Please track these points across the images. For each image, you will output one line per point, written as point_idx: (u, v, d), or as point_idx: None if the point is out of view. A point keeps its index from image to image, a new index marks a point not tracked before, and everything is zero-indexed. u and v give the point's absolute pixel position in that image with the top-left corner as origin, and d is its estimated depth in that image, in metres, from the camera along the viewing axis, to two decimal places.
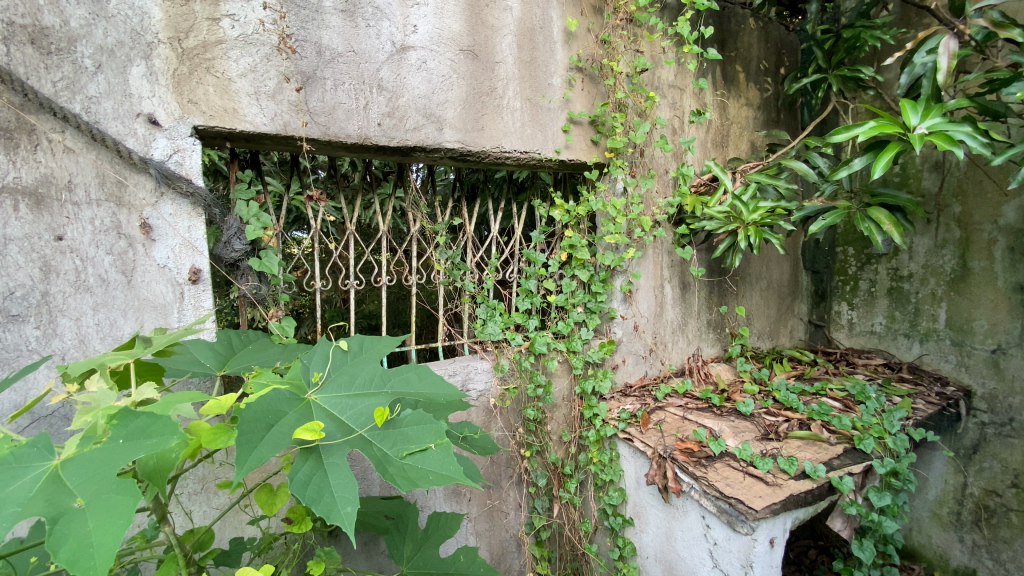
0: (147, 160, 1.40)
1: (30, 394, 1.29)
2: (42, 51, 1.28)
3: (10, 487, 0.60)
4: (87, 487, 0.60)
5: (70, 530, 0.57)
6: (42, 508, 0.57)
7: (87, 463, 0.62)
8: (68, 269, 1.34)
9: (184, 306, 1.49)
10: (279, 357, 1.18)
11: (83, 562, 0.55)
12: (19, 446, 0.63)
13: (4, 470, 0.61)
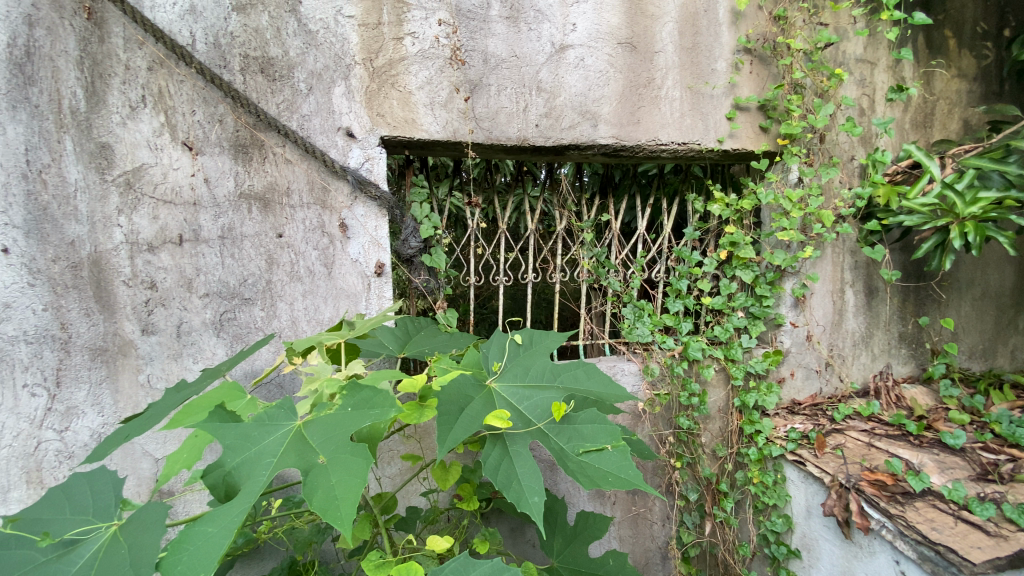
0: (346, 169, 1.60)
1: (256, 365, 1.55)
2: (269, 78, 1.54)
3: (267, 440, 0.72)
4: (327, 447, 0.69)
5: (319, 482, 0.66)
6: (297, 462, 0.67)
7: (325, 427, 0.72)
8: (285, 261, 1.60)
9: (370, 296, 1.67)
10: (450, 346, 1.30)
11: (333, 512, 0.62)
12: (271, 406, 0.75)
13: (262, 424, 0.73)
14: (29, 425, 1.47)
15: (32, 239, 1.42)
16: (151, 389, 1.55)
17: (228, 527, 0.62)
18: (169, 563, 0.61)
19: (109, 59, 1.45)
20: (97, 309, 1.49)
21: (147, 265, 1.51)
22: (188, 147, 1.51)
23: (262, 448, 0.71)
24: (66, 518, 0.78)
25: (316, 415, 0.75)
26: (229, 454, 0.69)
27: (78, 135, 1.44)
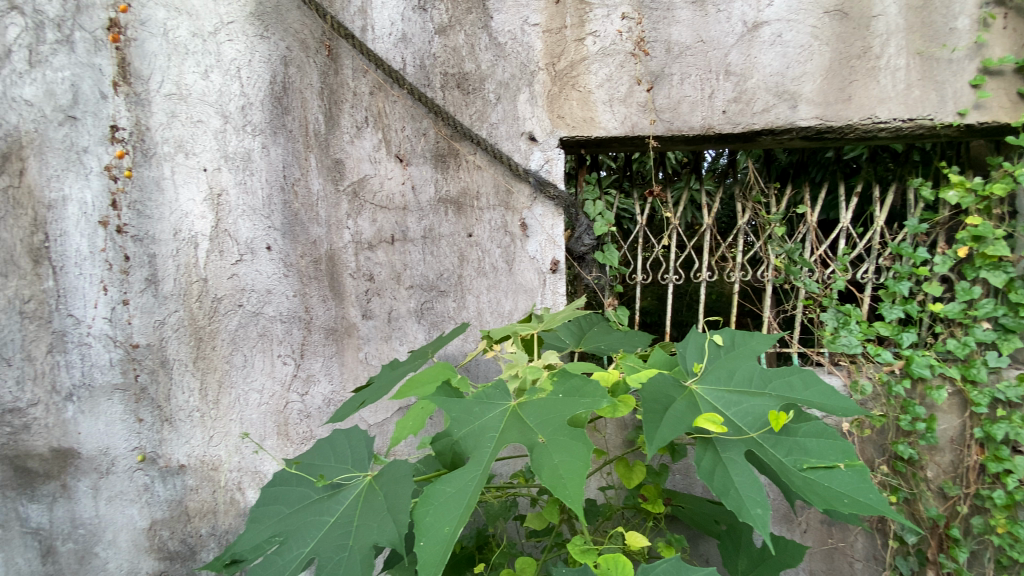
0: (529, 171, 1.69)
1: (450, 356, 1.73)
2: (465, 92, 1.70)
3: (486, 416, 0.79)
4: (545, 428, 0.75)
5: (544, 460, 0.71)
6: (521, 439, 0.74)
7: (540, 410, 0.77)
8: (475, 258, 1.74)
9: (546, 291, 1.73)
10: (625, 344, 1.32)
11: (562, 489, 0.67)
12: (488, 386, 0.83)
13: (482, 401, 0.81)
14: (282, 388, 1.86)
15: (288, 239, 1.80)
16: (367, 365, 1.82)
17: (467, 490, 0.71)
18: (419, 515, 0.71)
19: (341, 87, 1.74)
20: (330, 296, 1.81)
21: (367, 260, 1.78)
22: (400, 159, 1.74)
23: (483, 423, 0.79)
24: (332, 465, 0.96)
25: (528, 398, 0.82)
26: (456, 425, 0.79)
27: (319, 153, 1.77)
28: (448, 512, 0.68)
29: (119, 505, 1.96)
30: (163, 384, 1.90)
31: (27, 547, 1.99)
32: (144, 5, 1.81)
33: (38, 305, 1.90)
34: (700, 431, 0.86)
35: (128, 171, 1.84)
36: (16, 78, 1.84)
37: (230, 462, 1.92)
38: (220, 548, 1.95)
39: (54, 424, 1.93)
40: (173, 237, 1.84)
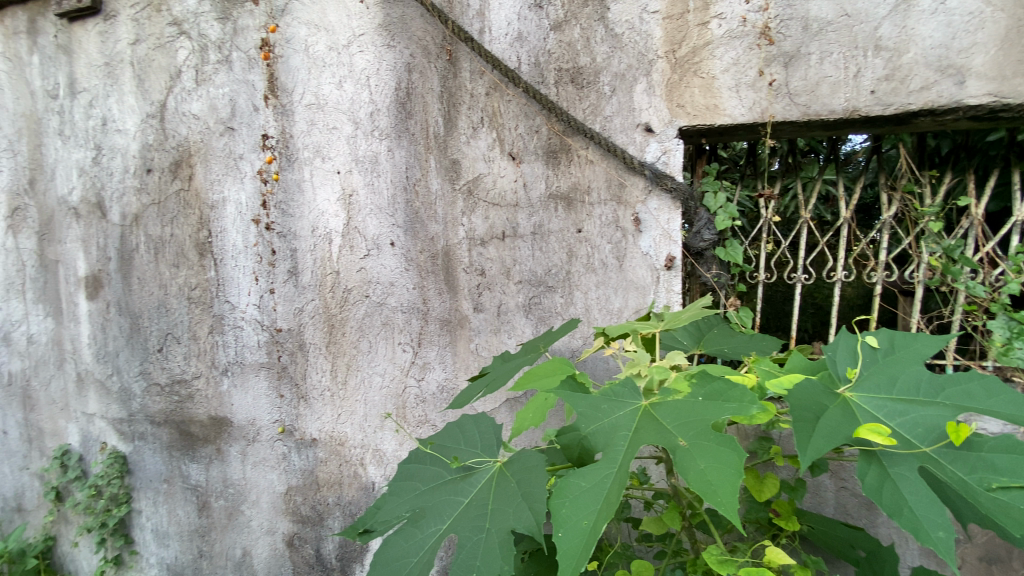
0: (644, 164, 1.65)
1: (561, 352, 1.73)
2: (579, 87, 1.70)
3: (619, 413, 0.80)
4: (686, 431, 0.74)
5: (690, 464, 0.70)
6: (662, 440, 0.73)
7: (679, 412, 0.77)
8: (584, 254, 1.74)
9: (659, 289, 1.68)
10: (749, 348, 1.24)
11: (714, 495, 0.66)
12: (616, 383, 0.84)
13: (613, 398, 0.82)
14: (401, 373, 1.99)
15: (408, 235, 1.92)
16: (477, 356, 1.89)
17: (604, 486, 0.72)
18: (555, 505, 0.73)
19: (459, 90, 1.82)
20: (445, 289, 1.90)
21: (479, 255, 1.84)
22: (513, 157, 1.78)
23: (615, 421, 0.79)
24: (463, 450, 1.01)
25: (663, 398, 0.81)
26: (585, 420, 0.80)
27: (438, 154, 1.86)
28: (588, 506, 0.70)
29: (262, 470, 2.23)
30: (300, 364, 2.12)
31: (188, 502, 2.39)
32: (289, 25, 2.03)
33: (203, 291, 2.24)
34: (861, 443, 0.81)
35: (275, 174, 2.08)
36: (186, 96, 2.22)
37: (355, 439, 2.09)
38: (344, 517, 2.13)
39: (212, 394, 2.28)
40: (311, 233, 2.05)
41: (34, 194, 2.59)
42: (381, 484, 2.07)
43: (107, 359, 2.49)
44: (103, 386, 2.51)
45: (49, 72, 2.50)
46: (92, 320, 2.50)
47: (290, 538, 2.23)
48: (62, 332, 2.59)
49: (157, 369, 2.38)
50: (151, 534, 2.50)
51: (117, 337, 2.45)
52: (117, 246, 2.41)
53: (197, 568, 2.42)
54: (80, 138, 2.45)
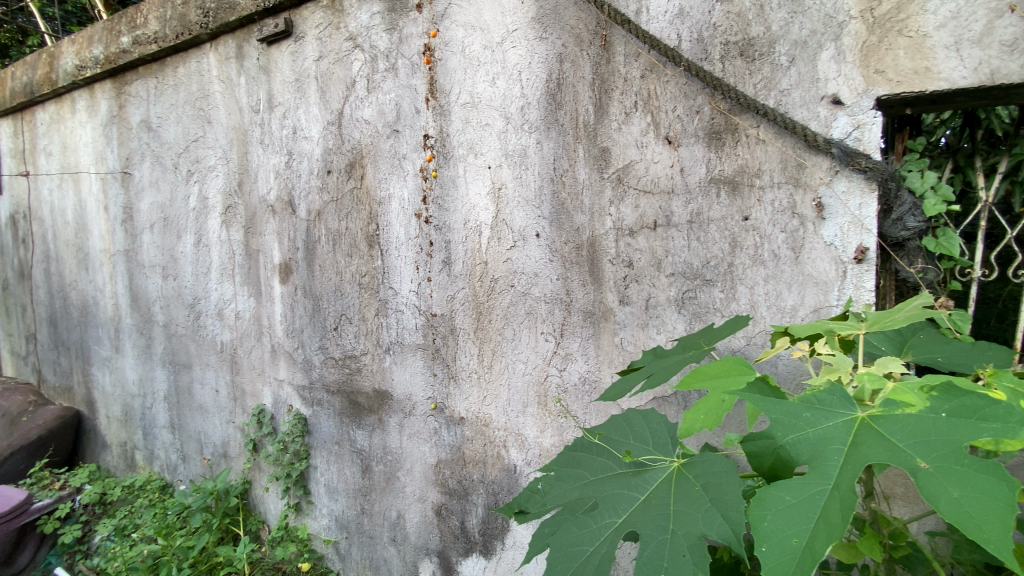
0: (830, 141, 1.45)
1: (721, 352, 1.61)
2: (748, 60, 1.56)
3: (831, 422, 0.83)
4: (928, 454, 0.74)
5: (938, 490, 0.71)
6: (900, 461, 0.74)
7: (913, 431, 0.77)
8: (750, 245, 1.59)
9: (845, 284, 1.46)
10: (971, 359, 1.06)
11: (973, 528, 0.66)
12: (823, 391, 0.87)
13: (825, 407, 0.85)
14: (543, 362, 2.01)
15: (554, 226, 1.93)
16: (622, 350, 1.83)
17: (817, 501, 0.75)
18: (755, 516, 0.77)
19: (613, 76, 1.78)
20: (590, 280, 1.88)
21: (628, 247, 1.79)
22: (670, 141, 1.69)
23: (825, 432, 0.82)
24: (636, 445, 1.04)
25: (885, 412, 0.82)
26: (780, 429, 0.83)
27: (588, 144, 1.84)
28: (800, 522, 0.73)
29: (417, 442, 2.44)
30: (451, 347, 2.26)
31: (354, 463, 2.71)
32: (448, 28, 2.15)
33: (371, 278, 2.50)
34: None
35: (434, 171, 2.23)
36: (359, 103, 2.48)
37: (499, 422, 2.16)
38: (487, 495, 2.23)
39: (377, 369, 2.54)
40: (463, 225, 2.16)
41: (242, 195, 3.10)
42: (523, 468, 2.12)
43: (294, 334, 2.90)
44: (291, 357, 2.94)
45: (254, 91, 2.97)
46: (283, 301, 2.93)
47: (438, 507, 2.40)
48: (261, 310, 3.07)
49: (333, 345, 2.72)
50: (324, 488, 2.87)
51: (302, 316, 2.85)
52: (303, 238, 2.79)
53: (360, 522, 2.73)
54: (276, 145, 2.88)
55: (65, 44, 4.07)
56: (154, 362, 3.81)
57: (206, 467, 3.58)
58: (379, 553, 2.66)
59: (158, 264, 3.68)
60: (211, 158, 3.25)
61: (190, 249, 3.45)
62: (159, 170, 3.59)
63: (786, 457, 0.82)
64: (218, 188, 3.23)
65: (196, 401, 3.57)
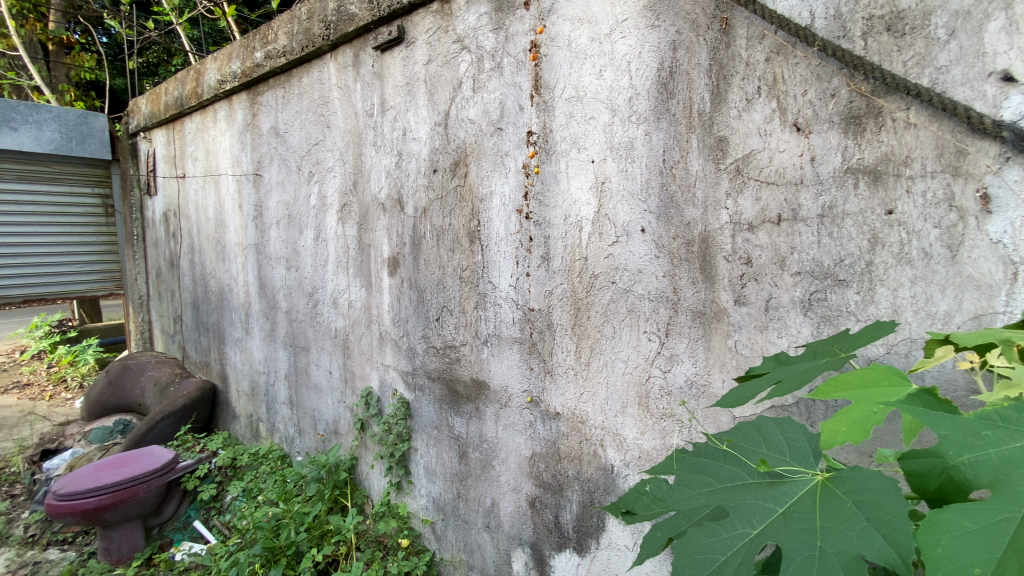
0: (999, 124, 1.24)
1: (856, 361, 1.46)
2: (897, 35, 1.39)
3: (1019, 444, 0.75)
4: None
5: None
6: None
7: None
8: (894, 242, 1.43)
9: (1017, 289, 1.26)
10: None
11: None
12: (1007, 408, 0.79)
13: (1010, 426, 0.77)
14: (646, 362, 1.95)
15: (662, 221, 1.86)
16: (737, 354, 1.73)
17: (1004, 529, 0.69)
18: (925, 541, 0.72)
19: (732, 60, 1.68)
20: (701, 278, 1.79)
21: (746, 242, 1.68)
22: (799, 128, 1.56)
23: (1011, 454, 0.74)
24: (771, 454, 0.99)
25: None
26: (950, 447, 0.78)
27: (703, 133, 1.76)
28: (983, 550, 0.68)
29: (512, 433, 2.48)
30: (548, 342, 2.27)
31: (452, 449, 2.82)
32: (555, 23, 2.15)
33: (472, 272, 2.59)
34: None
35: (536, 167, 2.25)
36: (465, 103, 2.57)
37: (596, 420, 2.13)
38: (582, 492, 2.21)
39: (475, 360, 2.62)
40: (564, 221, 2.16)
41: (357, 193, 3.35)
42: (621, 468, 2.07)
43: (400, 323, 3.09)
44: (397, 344, 3.13)
45: (368, 96, 3.18)
46: (391, 292, 3.13)
47: (532, 499, 2.43)
48: (371, 300, 3.30)
49: (435, 334, 2.86)
50: (423, 470, 3.03)
51: (407, 307, 3.02)
52: (410, 233, 2.95)
53: (456, 506, 2.84)
54: (387, 146, 3.07)
55: (210, 62, 4.63)
56: (278, 344, 4.24)
57: (319, 441, 3.92)
58: (473, 538, 2.75)
59: (283, 256, 4.08)
60: (330, 159, 3.54)
61: (310, 243, 3.79)
62: (285, 171, 3.98)
63: (960, 478, 0.76)
64: (335, 187, 3.52)
65: (312, 381, 3.93)
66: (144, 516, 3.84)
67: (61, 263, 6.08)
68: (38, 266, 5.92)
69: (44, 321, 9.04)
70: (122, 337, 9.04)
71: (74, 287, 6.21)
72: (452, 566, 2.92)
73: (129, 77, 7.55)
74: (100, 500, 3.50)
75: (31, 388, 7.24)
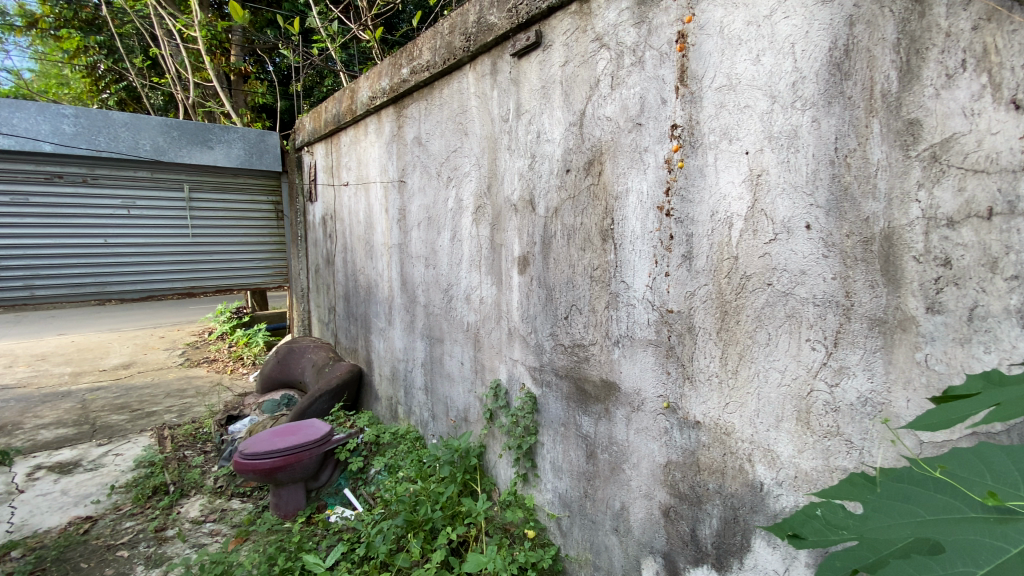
0: None
1: None
2: None
3: None
4: None
5: None
6: None
7: None
8: None
9: None
10: None
11: None
12: None
13: None
14: (807, 373, 1.77)
15: (832, 216, 1.67)
16: (927, 369, 1.49)
17: None
18: None
19: (927, 32, 1.46)
20: (882, 282, 1.57)
21: (943, 240, 1.45)
22: (1020, 106, 1.31)
23: None
24: (1001, 488, 0.84)
25: None
26: None
27: (887, 117, 1.55)
28: None
29: (645, 438, 2.41)
30: (688, 346, 2.17)
31: (579, 447, 2.83)
32: (705, 11, 2.04)
33: (604, 271, 2.56)
34: None
35: (680, 162, 2.16)
36: (602, 101, 2.54)
37: (743, 432, 1.98)
38: (724, 507, 2.07)
39: (606, 360, 2.60)
40: (710, 218, 2.04)
41: (490, 195, 3.50)
42: (771, 486, 1.91)
43: (529, 321, 3.17)
44: (525, 341, 3.22)
45: (504, 102, 3.31)
46: (521, 290, 3.22)
47: (665, 508, 2.34)
48: (502, 297, 3.44)
49: (563, 333, 2.88)
50: (550, 466, 3.08)
51: (536, 304, 3.09)
52: (541, 233, 3.01)
53: (583, 505, 2.84)
54: (521, 149, 3.16)
55: (363, 81, 5.16)
56: (416, 335, 4.61)
57: (451, 427, 4.18)
58: (601, 539, 2.73)
59: (422, 255, 4.42)
60: (467, 164, 3.75)
61: (447, 243, 4.05)
62: (426, 177, 4.31)
63: None
64: (471, 190, 3.72)
65: (446, 371, 4.20)
66: (306, 479, 4.42)
67: (244, 259, 7.22)
68: (227, 261, 7.09)
69: (227, 309, 10.80)
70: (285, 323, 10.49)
71: (253, 279, 7.35)
72: (577, 564, 2.92)
73: (295, 99, 8.72)
74: (274, 461, 4.11)
75: (218, 364, 8.69)
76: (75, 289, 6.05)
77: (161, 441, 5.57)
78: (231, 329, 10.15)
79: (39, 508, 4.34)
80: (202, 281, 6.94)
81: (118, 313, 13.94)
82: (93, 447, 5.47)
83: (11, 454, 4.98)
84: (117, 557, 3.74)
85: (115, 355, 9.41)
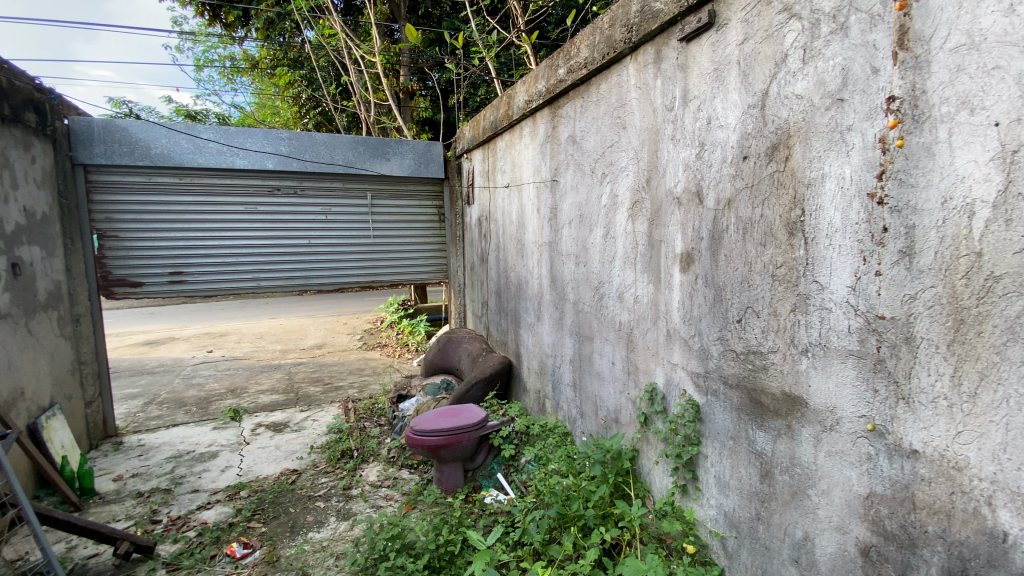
0: None
1: None
2: None
3: None
4: None
5: None
6: None
7: None
8: None
9: None
10: None
11: None
12: None
13: None
14: None
15: None
16: None
17: None
18: None
19: None
20: None
21: None
22: None
23: None
24: None
25: None
26: None
27: None
28: None
29: (839, 462, 2.09)
30: (905, 361, 1.82)
31: (751, 464, 2.58)
32: None
33: (790, 270, 2.29)
34: None
35: (898, 140, 1.82)
36: (791, 78, 2.26)
37: (981, 469, 1.62)
38: (948, 555, 1.72)
39: (788, 370, 2.32)
40: (941, 206, 1.69)
41: (650, 190, 3.37)
42: (1019, 538, 1.53)
43: (692, 322, 2.98)
44: (687, 343, 3.03)
45: (669, 90, 3.15)
46: (683, 289, 3.04)
47: (864, 547, 2.01)
48: (660, 296, 3.29)
49: (735, 337, 2.65)
50: (714, 480, 2.85)
51: (701, 305, 2.89)
52: (709, 228, 2.81)
53: (754, 528, 2.59)
54: (687, 139, 2.98)
55: (519, 86, 5.34)
56: (565, 331, 4.66)
57: (602, 427, 4.13)
58: (776, 568, 2.46)
59: (573, 253, 4.44)
60: (624, 159, 3.66)
61: (600, 240, 4.01)
62: (580, 174, 4.31)
63: None
64: (628, 185, 3.62)
65: (595, 369, 4.17)
66: (464, 460, 4.75)
67: (412, 257, 8.03)
68: (399, 259, 7.96)
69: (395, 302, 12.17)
70: (443, 315, 11.46)
71: (419, 275, 8.14)
72: None
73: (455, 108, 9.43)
74: (438, 440, 4.50)
75: (390, 349, 9.85)
76: (288, 281, 7.34)
77: (346, 412, 6.51)
78: (399, 318, 11.39)
79: (260, 457, 5.41)
80: (379, 276, 7.89)
81: (315, 302, 16.65)
82: (297, 412, 6.63)
83: (241, 412, 6.28)
84: (315, 506, 4.46)
85: (310, 338, 11.21)
